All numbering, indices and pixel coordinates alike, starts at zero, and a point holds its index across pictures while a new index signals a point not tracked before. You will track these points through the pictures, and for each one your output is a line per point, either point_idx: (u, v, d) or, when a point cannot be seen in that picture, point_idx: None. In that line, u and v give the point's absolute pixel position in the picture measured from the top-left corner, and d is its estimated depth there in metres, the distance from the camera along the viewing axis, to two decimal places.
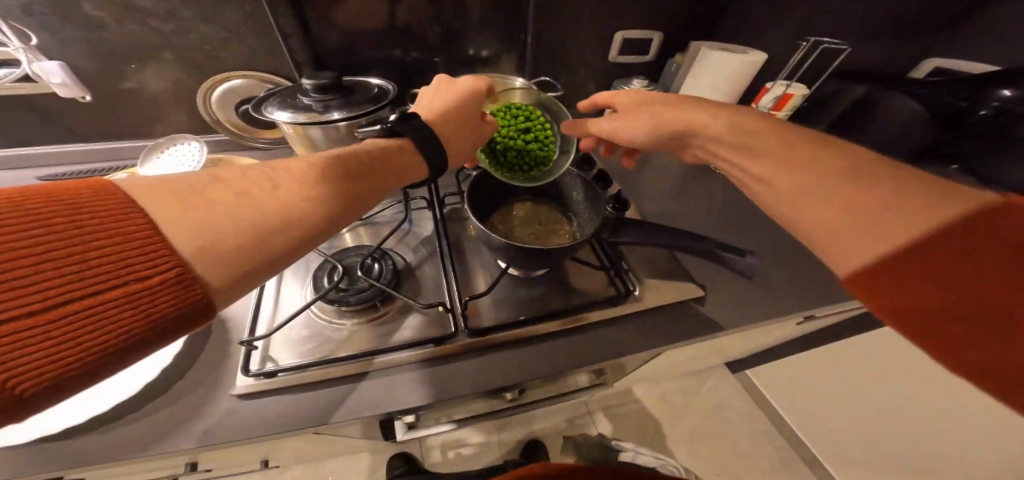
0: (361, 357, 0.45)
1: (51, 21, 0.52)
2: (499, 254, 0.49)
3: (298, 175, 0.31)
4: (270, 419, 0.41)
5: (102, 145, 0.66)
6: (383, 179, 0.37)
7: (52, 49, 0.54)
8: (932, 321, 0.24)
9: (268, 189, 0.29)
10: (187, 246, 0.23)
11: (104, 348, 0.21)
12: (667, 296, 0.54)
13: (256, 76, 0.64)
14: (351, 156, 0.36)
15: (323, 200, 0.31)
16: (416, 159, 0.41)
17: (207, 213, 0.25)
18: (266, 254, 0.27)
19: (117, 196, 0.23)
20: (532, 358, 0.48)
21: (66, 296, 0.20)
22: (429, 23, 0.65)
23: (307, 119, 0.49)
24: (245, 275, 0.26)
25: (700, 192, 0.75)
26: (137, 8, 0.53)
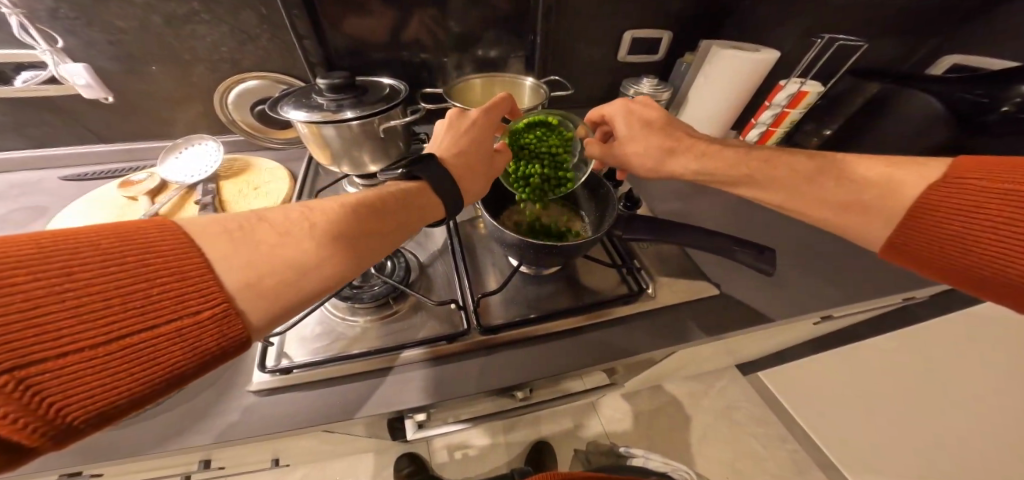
0: (376, 355, 0.45)
1: (75, 25, 0.53)
2: (511, 251, 0.49)
3: (329, 214, 0.32)
4: (284, 416, 0.41)
5: (120, 145, 0.67)
6: (404, 216, 0.37)
7: (77, 52, 0.56)
8: (975, 279, 0.36)
9: (305, 228, 0.29)
10: (233, 280, 0.25)
11: (149, 378, 0.22)
12: (680, 295, 0.54)
13: (270, 78, 0.65)
14: (376, 194, 0.37)
15: (351, 238, 0.32)
16: (433, 198, 0.41)
17: (253, 253, 0.26)
18: (294, 296, 0.27)
19: (178, 236, 0.24)
20: (543, 355, 0.48)
21: (126, 330, 0.21)
22: (441, 23, 0.66)
23: (322, 118, 0.49)
24: (273, 315, 0.27)
25: (711, 191, 0.74)
26: (158, 12, 0.54)
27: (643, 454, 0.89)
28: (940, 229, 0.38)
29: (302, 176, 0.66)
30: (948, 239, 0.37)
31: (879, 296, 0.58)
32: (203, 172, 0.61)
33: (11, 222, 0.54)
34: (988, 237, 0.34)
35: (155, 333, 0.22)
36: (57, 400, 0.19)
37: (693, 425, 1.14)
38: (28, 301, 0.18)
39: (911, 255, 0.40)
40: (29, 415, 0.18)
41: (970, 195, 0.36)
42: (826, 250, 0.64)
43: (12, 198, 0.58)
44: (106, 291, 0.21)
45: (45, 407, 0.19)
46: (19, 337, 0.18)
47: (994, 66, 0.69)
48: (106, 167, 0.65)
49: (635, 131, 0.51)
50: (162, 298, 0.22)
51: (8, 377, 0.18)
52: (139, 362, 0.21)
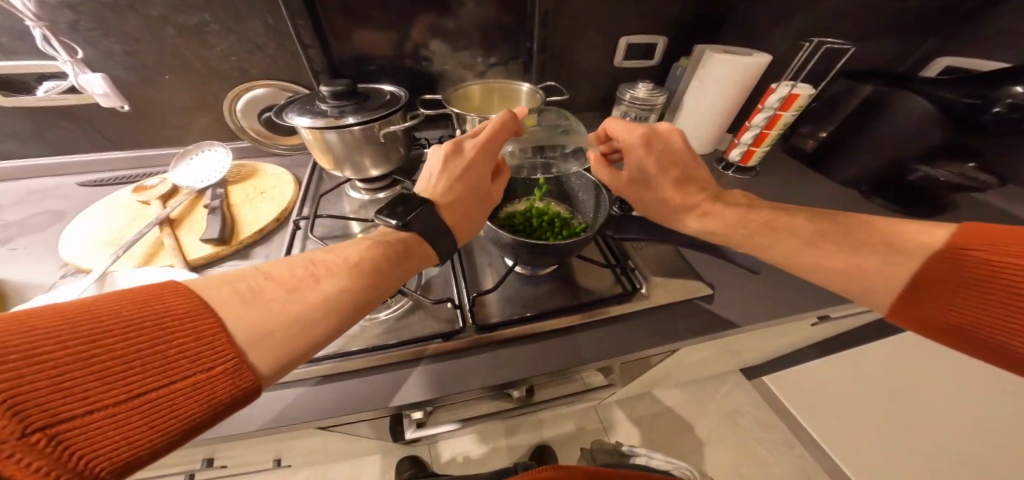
0: (373, 352, 0.46)
1: (94, 36, 0.56)
2: (506, 250, 0.50)
3: (331, 268, 0.33)
4: (280, 412, 0.42)
5: (134, 152, 0.69)
6: (406, 270, 0.38)
7: (96, 62, 0.58)
8: (971, 343, 0.34)
9: (311, 284, 0.32)
10: (242, 336, 0.27)
11: (164, 432, 0.24)
12: (675, 293, 0.54)
13: (277, 85, 0.66)
14: (379, 245, 0.38)
15: (357, 291, 0.33)
16: (428, 251, 0.41)
17: (261, 313, 0.28)
18: (297, 345, 0.29)
19: (193, 298, 0.27)
20: (537, 353, 0.49)
21: (144, 387, 0.23)
22: (441, 32, 0.68)
23: (325, 124, 0.52)
24: (283, 367, 0.28)
25: None
26: (171, 22, 0.57)
27: (646, 455, 0.87)
28: (957, 297, 0.34)
29: (306, 181, 0.68)
30: (966, 309, 0.34)
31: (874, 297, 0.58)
32: (212, 178, 0.63)
33: (29, 226, 0.56)
34: (1008, 315, 0.31)
35: (169, 390, 0.24)
36: (85, 455, 0.21)
37: (698, 429, 1.13)
38: (61, 365, 0.22)
39: (921, 316, 0.37)
40: (60, 469, 0.21)
41: (995, 271, 0.32)
42: None
43: (31, 202, 0.60)
44: (126, 353, 0.23)
45: (74, 461, 0.21)
46: (52, 398, 0.21)
47: (987, 67, 0.70)
48: (122, 173, 0.68)
49: (648, 165, 0.49)
50: (177, 358, 0.25)
51: (39, 434, 0.20)
52: (153, 417, 0.23)
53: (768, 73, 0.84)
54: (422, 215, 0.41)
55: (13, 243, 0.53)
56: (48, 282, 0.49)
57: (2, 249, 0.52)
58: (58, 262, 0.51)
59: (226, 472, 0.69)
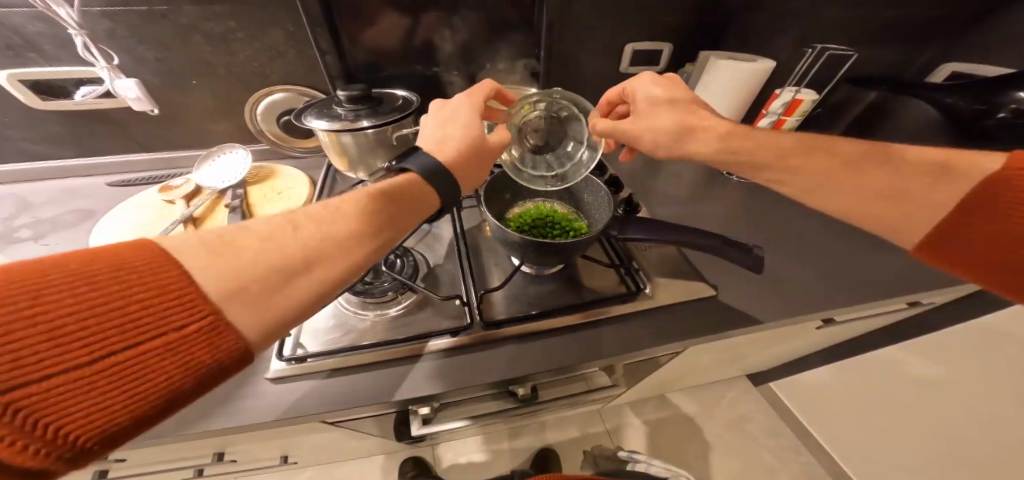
0: (386, 346, 0.46)
1: (129, 43, 0.57)
2: (513, 250, 0.51)
3: (316, 216, 0.31)
4: (295, 405, 0.41)
5: (164, 155, 0.70)
6: (400, 213, 0.35)
7: (130, 68, 0.59)
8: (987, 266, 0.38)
9: (292, 231, 0.29)
10: (216, 289, 0.24)
11: (147, 400, 0.22)
12: (679, 294, 0.55)
13: (296, 90, 0.68)
14: (368, 192, 0.35)
15: (346, 242, 0.31)
16: (425, 188, 0.38)
17: (237, 262, 0.25)
18: (282, 296, 0.27)
19: (155, 251, 0.23)
20: (543, 351, 0.49)
21: (111, 349, 0.21)
22: (454, 38, 0.70)
23: (340, 127, 0.54)
24: (263, 328, 0.26)
25: (709, 202, 0.77)
26: (203, 30, 0.58)
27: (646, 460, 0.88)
28: (995, 248, 0.37)
29: (322, 182, 0.70)
30: (1001, 245, 0.36)
31: (878, 298, 0.58)
32: (234, 179, 0.64)
33: (60, 223, 0.59)
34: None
35: (142, 350, 0.21)
36: (56, 424, 0.19)
37: (704, 435, 1.13)
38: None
39: (959, 250, 0.40)
40: (27, 440, 0.18)
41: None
42: (829, 256, 0.66)
43: (61, 202, 0.62)
44: (79, 312, 0.20)
45: (41, 431, 0.19)
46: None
47: (990, 73, 0.71)
48: (150, 174, 0.69)
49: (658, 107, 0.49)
50: (145, 316, 0.22)
51: None
52: (127, 382, 0.21)
53: (772, 79, 0.85)
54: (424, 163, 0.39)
55: (47, 239, 0.56)
56: None
57: (36, 244, 0.55)
58: None
59: (233, 468, 0.71)
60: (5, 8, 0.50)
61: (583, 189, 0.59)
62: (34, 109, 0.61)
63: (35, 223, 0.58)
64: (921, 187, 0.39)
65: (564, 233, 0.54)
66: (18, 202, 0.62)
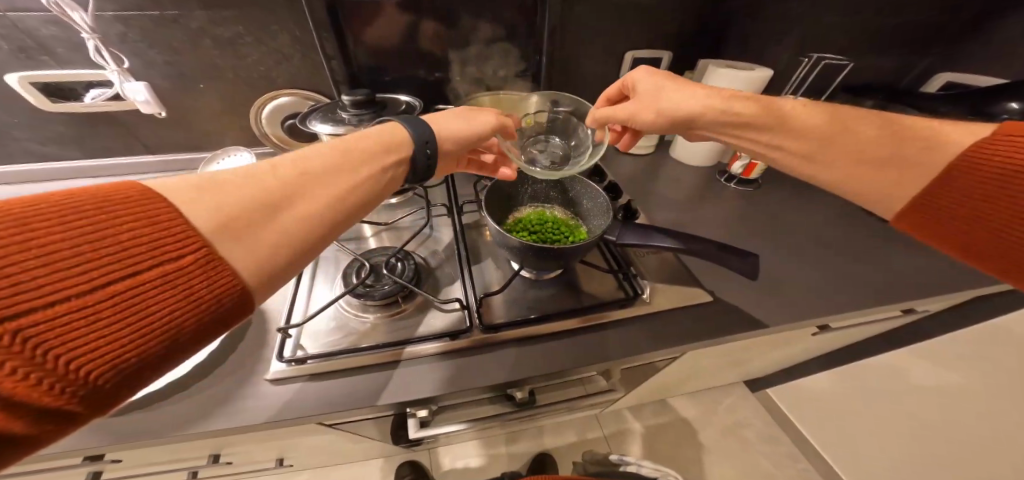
0: (384, 348, 0.46)
1: (140, 47, 0.58)
2: (514, 254, 0.52)
3: (295, 161, 0.32)
4: (294, 406, 0.42)
5: (170, 157, 0.71)
6: (377, 157, 0.37)
7: (139, 71, 0.60)
8: (973, 242, 0.39)
9: (273, 173, 0.30)
10: (207, 223, 0.25)
11: (155, 333, 0.22)
12: (677, 300, 0.56)
13: (301, 94, 0.68)
14: (343, 142, 0.36)
15: (332, 183, 0.32)
16: (401, 134, 0.41)
17: (222, 199, 0.26)
18: (273, 229, 0.28)
19: (137, 190, 0.23)
20: (542, 355, 0.50)
21: (110, 279, 0.21)
22: (458, 44, 0.71)
23: (345, 131, 0.55)
24: (262, 264, 0.27)
25: (708, 208, 0.78)
26: (212, 34, 0.59)
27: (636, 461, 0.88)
28: (977, 211, 0.38)
29: None
30: (984, 221, 0.37)
31: (876, 303, 0.59)
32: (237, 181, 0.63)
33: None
34: (1014, 212, 0.35)
35: (141, 281, 0.22)
36: (65, 355, 0.19)
37: (702, 441, 1.13)
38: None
39: (938, 227, 0.41)
40: (36, 371, 0.18)
41: (1012, 180, 0.35)
42: (826, 262, 0.66)
43: None
44: (70, 243, 0.20)
45: (51, 361, 0.19)
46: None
47: (985, 82, 0.73)
48: (156, 176, 0.69)
49: (655, 93, 0.51)
50: (139, 249, 0.22)
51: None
52: (130, 313, 0.21)
53: (769, 88, 0.86)
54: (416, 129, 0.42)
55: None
56: None
57: None
58: None
59: (232, 470, 0.71)
60: (18, 11, 0.51)
61: (582, 195, 0.60)
62: (41, 111, 0.61)
63: None
64: (911, 183, 0.41)
65: (564, 240, 0.54)
66: None
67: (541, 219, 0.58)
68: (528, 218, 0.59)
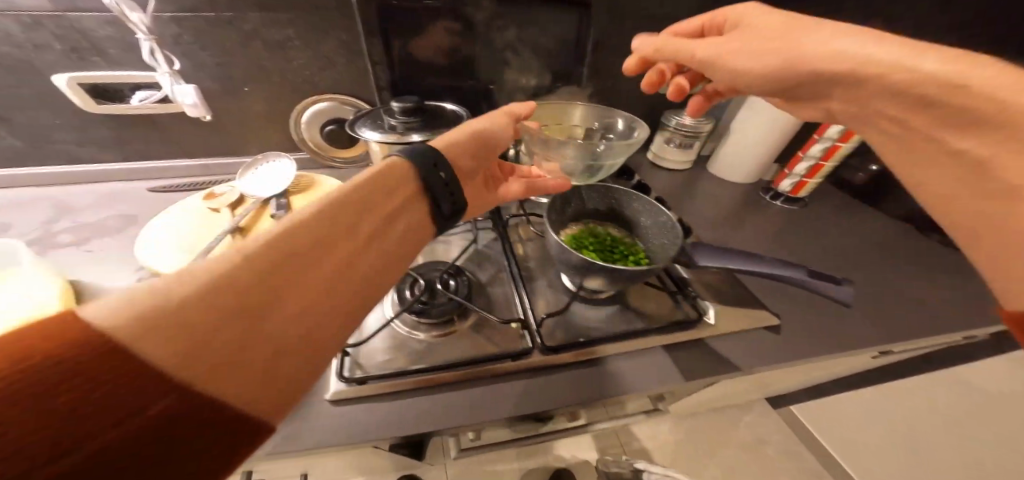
0: (445, 369, 0.43)
1: (191, 48, 0.56)
2: (575, 271, 0.49)
3: (285, 232, 0.26)
4: (356, 430, 0.38)
5: (205, 162, 0.68)
6: (381, 207, 0.34)
7: (188, 73, 0.58)
8: None
9: (260, 254, 0.24)
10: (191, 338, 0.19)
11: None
12: (740, 323, 0.53)
13: (340, 99, 0.66)
14: (336, 196, 0.31)
15: (338, 243, 0.29)
16: (400, 180, 0.37)
17: (203, 299, 0.21)
18: (271, 325, 0.23)
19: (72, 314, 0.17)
20: (607, 377, 0.47)
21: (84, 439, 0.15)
22: (507, 53, 0.69)
23: (392, 139, 0.53)
24: (265, 366, 0.23)
25: (750, 223, 0.76)
26: (263, 37, 0.57)
27: (645, 465, 0.86)
28: None
29: None
30: None
31: (939, 333, 0.56)
32: (279, 187, 0.61)
33: (105, 228, 0.55)
34: None
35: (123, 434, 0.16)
36: None
37: (726, 459, 1.09)
38: None
39: None
40: None
41: None
42: (883, 284, 0.64)
43: (103, 206, 0.60)
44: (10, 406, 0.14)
45: None
46: None
47: None
48: (192, 181, 0.67)
49: (790, 28, 0.37)
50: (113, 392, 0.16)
51: None
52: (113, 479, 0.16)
53: None
54: (427, 152, 0.40)
55: (89, 245, 0.52)
56: (122, 285, 0.47)
57: (79, 251, 0.51)
58: (132, 267, 0.49)
59: None
60: (77, 12, 0.50)
61: (640, 212, 0.57)
62: (84, 111, 0.59)
63: (75, 228, 0.55)
64: None
65: (626, 259, 0.52)
66: (57, 206, 0.60)
67: (598, 240, 0.55)
68: (583, 237, 0.56)
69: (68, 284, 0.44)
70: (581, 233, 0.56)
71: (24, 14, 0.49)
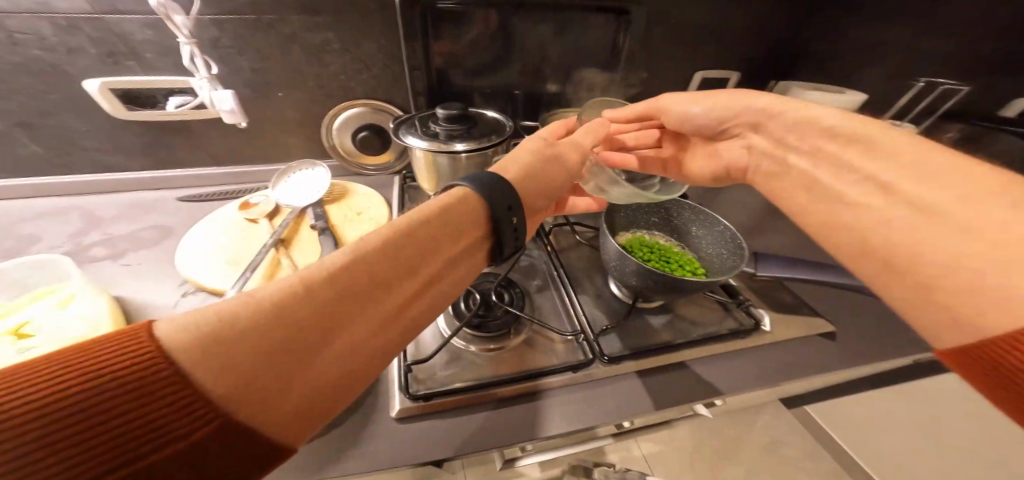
0: (508, 384, 0.42)
1: (228, 53, 0.54)
2: (630, 279, 0.48)
3: (339, 268, 0.26)
4: (427, 448, 0.37)
5: (235, 170, 0.65)
6: (440, 240, 0.31)
7: (221, 78, 0.56)
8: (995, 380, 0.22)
9: (311, 294, 0.24)
10: (230, 378, 0.20)
11: None
12: (796, 331, 0.52)
13: (375, 105, 0.64)
14: (399, 228, 0.30)
15: (390, 285, 0.28)
16: (465, 211, 0.34)
17: (246, 341, 0.21)
18: (313, 369, 0.23)
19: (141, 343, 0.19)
20: (669, 389, 0.45)
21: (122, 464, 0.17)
22: (545, 58, 0.68)
23: (434, 147, 0.51)
24: (300, 408, 0.23)
25: (784, 227, 0.76)
26: (301, 40, 0.55)
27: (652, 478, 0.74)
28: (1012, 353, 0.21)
29: (395, 202, 0.64)
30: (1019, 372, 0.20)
31: None
32: (313, 196, 0.59)
33: (138, 240, 0.53)
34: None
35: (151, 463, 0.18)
36: None
37: None
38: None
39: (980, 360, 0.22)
40: None
41: None
42: None
43: (132, 217, 0.57)
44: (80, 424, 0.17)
45: None
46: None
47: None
48: (222, 189, 0.64)
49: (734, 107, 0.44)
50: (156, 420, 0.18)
51: None
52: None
53: None
54: (507, 195, 0.35)
55: (125, 259, 0.49)
56: (169, 303, 0.44)
57: (114, 263, 0.49)
58: (175, 281, 0.47)
59: None
60: (117, 14, 0.47)
61: (688, 220, 0.57)
62: (113, 118, 0.56)
63: (108, 240, 0.52)
64: None
65: (680, 269, 0.51)
66: (85, 216, 0.57)
67: (650, 251, 0.54)
68: (633, 247, 0.54)
69: (112, 301, 0.42)
70: (629, 242, 0.55)
71: (59, 17, 0.46)
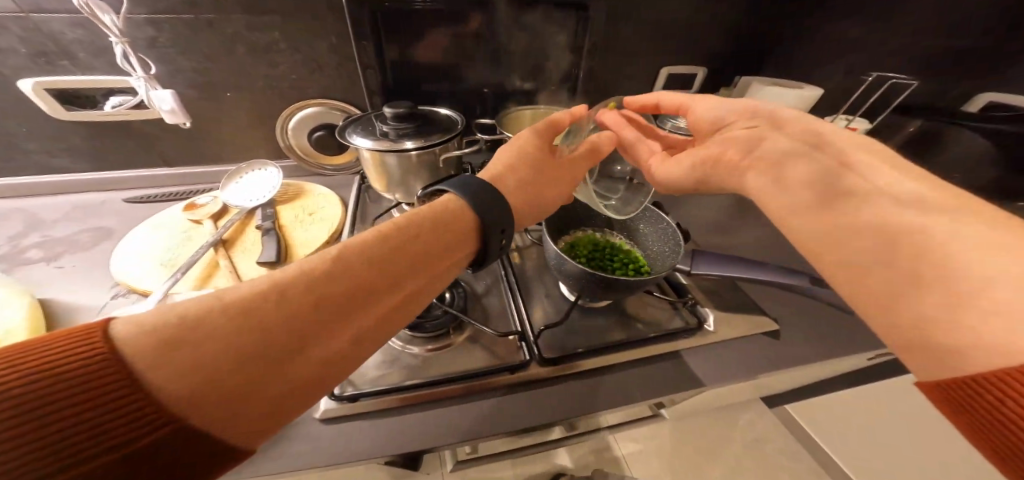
0: (441, 384, 0.42)
1: (170, 53, 0.54)
2: (570, 280, 0.48)
3: (322, 272, 0.27)
4: (350, 450, 0.37)
5: (188, 170, 0.66)
6: (425, 246, 0.32)
7: (165, 79, 0.56)
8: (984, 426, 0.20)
9: (293, 297, 0.25)
10: (204, 375, 0.21)
11: None
12: (739, 329, 0.52)
13: (329, 104, 0.64)
14: (386, 236, 0.31)
15: (372, 291, 0.29)
16: (452, 219, 0.35)
17: (221, 340, 0.22)
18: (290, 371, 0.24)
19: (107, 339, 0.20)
20: (606, 389, 0.45)
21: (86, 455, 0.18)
22: (501, 57, 0.68)
23: (383, 146, 0.51)
24: (272, 407, 0.23)
25: (747, 226, 0.76)
26: (244, 40, 0.55)
27: None
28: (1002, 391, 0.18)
29: (352, 200, 0.64)
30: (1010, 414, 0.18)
31: None
32: (262, 197, 0.59)
33: (78, 243, 0.53)
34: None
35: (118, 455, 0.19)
36: None
37: None
38: None
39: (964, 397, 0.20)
40: None
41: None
42: None
43: (77, 219, 0.57)
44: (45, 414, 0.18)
45: None
46: None
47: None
48: (175, 190, 0.64)
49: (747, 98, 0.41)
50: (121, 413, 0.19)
51: None
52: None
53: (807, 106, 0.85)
54: (500, 209, 0.37)
55: (61, 262, 0.49)
56: (98, 304, 0.45)
57: (49, 267, 0.48)
58: (108, 282, 0.47)
59: None
60: (44, 13, 0.48)
61: (637, 219, 0.57)
62: (55, 120, 0.56)
63: (48, 242, 0.52)
64: None
65: (623, 267, 0.50)
66: (30, 219, 0.57)
67: (603, 250, 0.54)
68: (581, 247, 0.54)
69: (37, 304, 0.41)
70: (577, 242, 0.55)
71: None
